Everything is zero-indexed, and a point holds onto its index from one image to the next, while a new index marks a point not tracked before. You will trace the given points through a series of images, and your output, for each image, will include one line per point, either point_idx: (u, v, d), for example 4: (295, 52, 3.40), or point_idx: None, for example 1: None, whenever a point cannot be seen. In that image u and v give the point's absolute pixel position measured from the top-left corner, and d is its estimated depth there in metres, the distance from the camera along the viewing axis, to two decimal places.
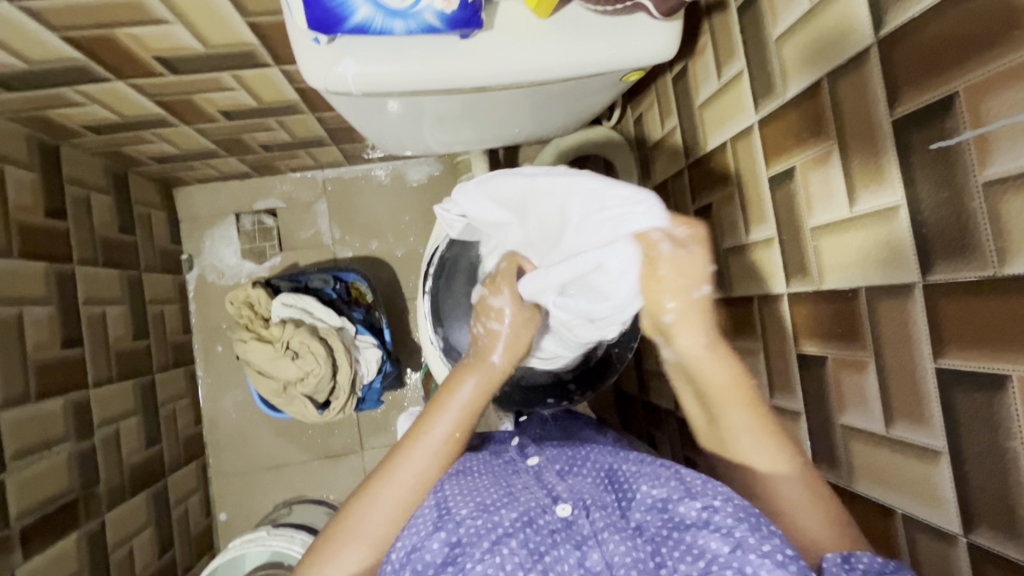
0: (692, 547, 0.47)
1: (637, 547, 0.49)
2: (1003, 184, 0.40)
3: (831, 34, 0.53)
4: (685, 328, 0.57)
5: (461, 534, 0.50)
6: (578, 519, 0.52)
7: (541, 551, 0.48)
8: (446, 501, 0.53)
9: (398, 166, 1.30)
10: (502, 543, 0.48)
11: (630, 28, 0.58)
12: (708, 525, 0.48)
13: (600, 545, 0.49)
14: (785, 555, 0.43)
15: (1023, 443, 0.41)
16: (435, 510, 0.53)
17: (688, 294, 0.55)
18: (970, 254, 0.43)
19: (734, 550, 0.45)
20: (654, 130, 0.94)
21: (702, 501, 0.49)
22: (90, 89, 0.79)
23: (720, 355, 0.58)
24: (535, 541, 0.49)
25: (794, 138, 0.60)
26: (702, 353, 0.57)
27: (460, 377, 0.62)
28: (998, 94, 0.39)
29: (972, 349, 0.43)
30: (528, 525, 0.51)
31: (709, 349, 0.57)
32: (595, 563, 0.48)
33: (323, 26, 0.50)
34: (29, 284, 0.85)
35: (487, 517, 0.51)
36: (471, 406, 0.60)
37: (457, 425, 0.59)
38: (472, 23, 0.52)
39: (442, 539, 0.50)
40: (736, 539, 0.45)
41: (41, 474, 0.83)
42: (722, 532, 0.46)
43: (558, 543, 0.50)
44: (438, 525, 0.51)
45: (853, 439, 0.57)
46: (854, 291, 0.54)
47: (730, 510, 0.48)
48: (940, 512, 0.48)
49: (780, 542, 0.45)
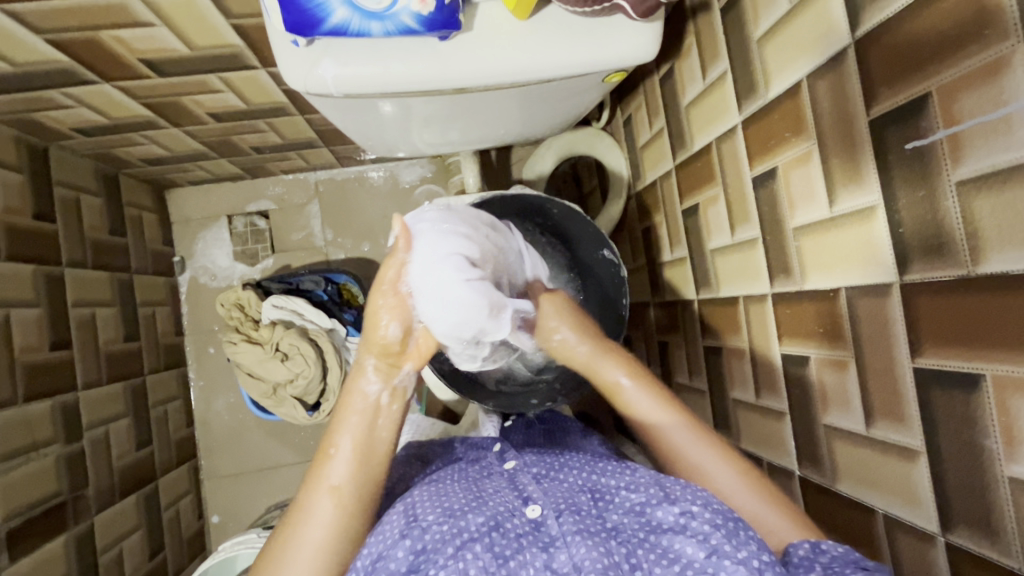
0: (668, 552, 0.46)
1: (610, 551, 0.47)
2: (975, 183, 0.40)
3: (810, 35, 0.53)
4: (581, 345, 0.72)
5: (427, 540, 0.50)
6: (546, 521, 0.52)
7: (504, 556, 0.48)
8: (414, 507, 0.53)
9: (390, 168, 1.31)
10: (466, 549, 0.48)
11: (611, 29, 0.58)
12: (684, 530, 0.47)
13: (566, 547, 0.48)
14: (760, 561, 0.43)
15: (997, 442, 0.41)
16: (402, 517, 0.52)
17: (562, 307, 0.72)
18: (945, 253, 0.43)
19: (710, 555, 0.45)
20: (643, 131, 0.95)
21: (680, 506, 0.49)
22: (77, 92, 0.79)
23: (642, 385, 0.64)
24: (500, 545, 0.49)
25: (777, 138, 0.60)
26: (593, 360, 0.67)
27: (352, 384, 0.59)
28: (970, 93, 0.39)
29: (948, 349, 0.43)
30: (494, 529, 0.50)
31: (636, 385, 0.64)
32: (562, 565, 0.47)
33: (301, 28, 0.51)
34: (17, 286, 0.85)
35: (452, 522, 0.51)
36: (363, 408, 0.58)
37: (369, 417, 0.59)
38: (450, 25, 0.53)
39: (407, 547, 0.49)
40: (713, 545, 0.45)
41: (28, 476, 0.83)
42: (698, 537, 0.46)
43: (524, 548, 0.49)
44: (404, 532, 0.50)
45: (836, 439, 0.57)
46: (835, 291, 0.54)
47: (707, 515, 0.47)
48: (919, 512, 0.48)
49: (757, 548, 0.44)
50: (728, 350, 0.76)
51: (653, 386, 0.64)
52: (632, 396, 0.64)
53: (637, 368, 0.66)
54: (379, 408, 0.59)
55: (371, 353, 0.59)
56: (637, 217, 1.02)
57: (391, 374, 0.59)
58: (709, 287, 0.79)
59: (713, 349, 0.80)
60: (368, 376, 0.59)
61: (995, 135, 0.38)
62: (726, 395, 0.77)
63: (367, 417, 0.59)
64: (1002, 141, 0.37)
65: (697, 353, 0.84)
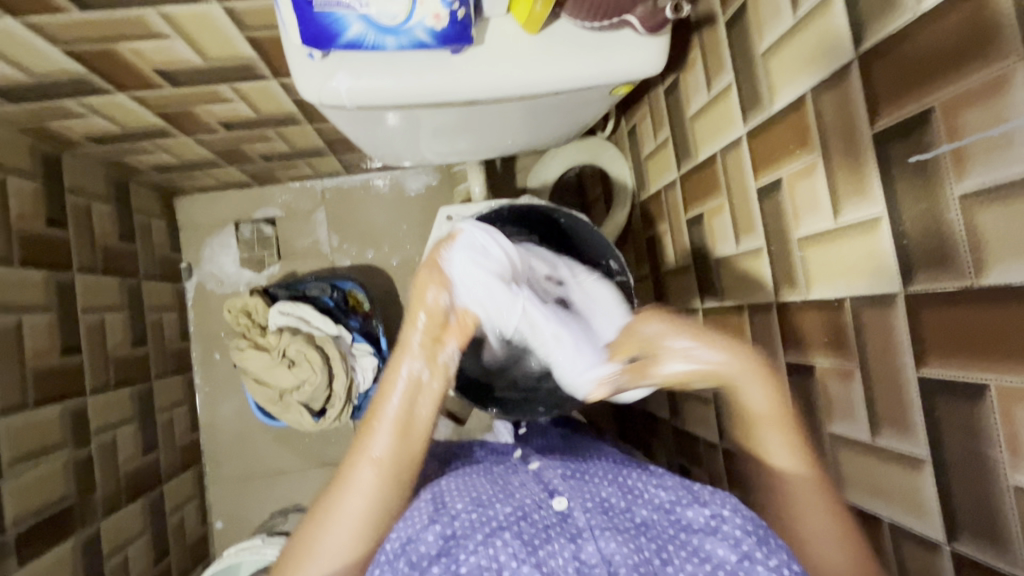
0: (699, 551, 0.47)
1: (641, 547, 0.47)
2: (978, 196, 0.40)
3: (814, 50, 0.54)
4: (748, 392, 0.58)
5: (456, 526, 0.50)
6: (573, 513, 0.51)
7: (534, 544, 0.48)
8: (442, 495, 0.54)
9: (396, 176, 1.32)
10: (496, 535, 0.48)
11: (619, 43, 0.59)
12: (716, 532, 0.48)
13: (594, 539, 0.48)
14: (792, 570, 0.44)
15: (1002, 451, 0.41)
16: (430, 504, 0.53)
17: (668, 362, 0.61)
18: (948, 265, 0.43)
19: (741, 560, 0.45)
20: (647, 141, 0.96)
21: (711, 509, 0.49)
22: (92, 101, 0.80)
23: (772, 392, 0.58)
24: (529, 533, 0.49)
25: (781, 151, 0.61)
26: (751, 377, 0.58)
27: (395, 363, 0.60)
28: (973, 109, 0.40)
29: (951, 359, 0.44)
30: (522, 519, 0.50)
31: (709, 350, 0.59)
32: (591, 556, 0.47)
33: (317, 42, 0.52)
34: (29, 291, 0.86)
35: (482, 510, 0.51)
36: (410, 389, 0.59)
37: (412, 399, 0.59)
38: (462, 38, 0.54)
39: (437, 532, 0.50)
40: (744, 550, 0.46)
41: (37, 481, 0.84)
42: (730, 541, 0.47)
43: (553, 538, 0.49)
44: (434, 518, 0.51)
45: (841, 448, 0.57)
46: (840, 301, 0.55)
47: (739, 521, 0.48)
48: (924, 520, 0.49)
49: (787, 559, 0.45)
50: None
51: (795, 433, 0.56)
52: (700, 359, 0.59)
53: (789, 423, 0.56)
54: (420, 384, 0.60)
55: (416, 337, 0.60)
56: (642, 226, 1.03)
57: (434, 350, 0.61)
58: (714, 296, 0.80)
59: None
60: (411, 354, 0.60)
61: (998, 150, 0.38)
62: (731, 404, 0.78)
63: (409, 396, 0.59)
64: (1006, 155, 0.38)
65: (702, 361, 0.85)
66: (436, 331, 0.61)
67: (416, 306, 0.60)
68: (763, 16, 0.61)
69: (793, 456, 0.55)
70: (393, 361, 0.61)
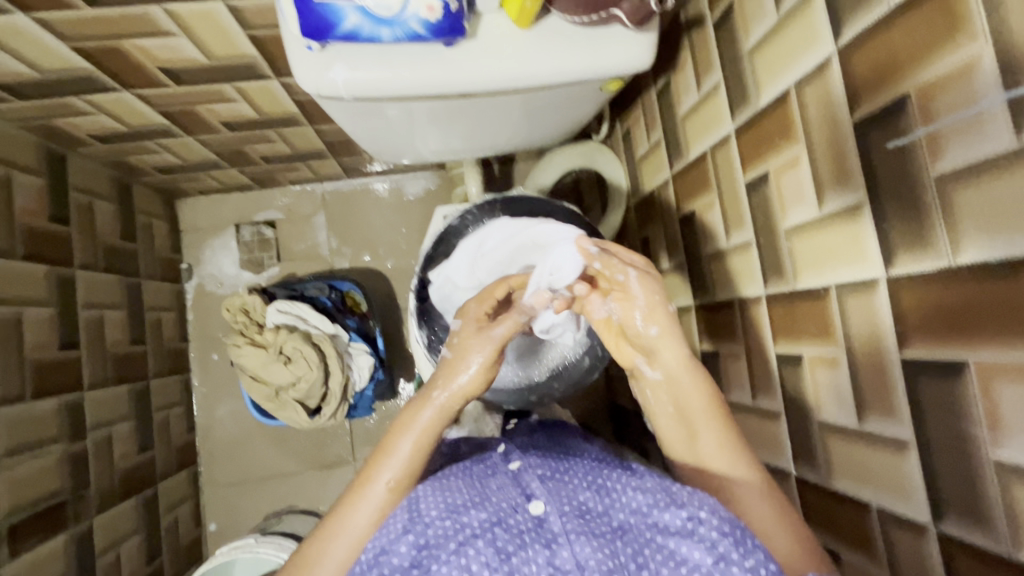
0: (675, 554, 0.46)
1: (616, 551, 0.47)
2: (953, 177, 0.42)
3: (797, 46, 0.56)
4: (664, 352, 0.62)
5: (430, 536, 0.50)
6: (550, 517, 0.51)
7: (508, 551, 0.47)
8: (418, 501, 0.54)
9: (396, 180, 1.34)
10: (469, 545, 0.48)
11: (609, 39, 0.61)
12: (692, 535, 0.47)
13: (569, 544, 0.48)
14: (768, 569, 0.44)
15: (982, 427, 0.42)
16: (405, 511, 0.53)
17: (651, 319, 0.62)
18: (926, 247, 0.44)
19: (716, 561, 0.45)
20: (641, 143, 0.98)
21: (688, 511, 0.48)
22: (97, 99, 0.82)
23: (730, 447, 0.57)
24: (503, 541, 0.48)
25: (768, 145, 0.62)
26: (679, 369, 0.61)
27: (415, 414, 0.61)
28: (944, 94, 0.41)
29: (934, 339, 0.44)
30: (496, 525, 0.50)
31: (717, 445, 0.58)
32: (565, 561, 0.46)
33: (315, 34, 0.54)
34: (30, 285, 0.87)
35: (455, 518, 0.51)
36: (428, 438, 0.60)
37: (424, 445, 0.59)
38: (455, 30, 0.56)
39: (411, 542, 0.50)
40: (720, 552, 0.45)
41: (33, 473, 0.84)
42: (705, 543, 0.46)
43: (527, 544, 0.48)
44: (408, 527, 0.51)
45: (829, 436, 0.58)
46: (825, 288, 0.56)
47: (716, 523, 0.47)
48: (912, 504, 0.49)
49: (764, 557, 0.45)
50: (725, 354, 0.77)
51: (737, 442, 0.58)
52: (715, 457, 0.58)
53: (719, 414, 0.59)
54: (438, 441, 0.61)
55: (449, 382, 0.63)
56: (637, 227, 1.04)
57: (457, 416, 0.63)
58: (706, 292, 0.81)
59: (711, 353, 0.81)
60: (436, 407, 0.61)
61: (969, 132, 0.40)
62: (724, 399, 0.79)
63: (423, 449, 0.59)
64: (977, 136, 0.39)
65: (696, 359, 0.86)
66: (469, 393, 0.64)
67: (467, 362, 0.64)
68: (749, 15, 0.63)
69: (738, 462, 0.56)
70: (413, 407, 0.62)
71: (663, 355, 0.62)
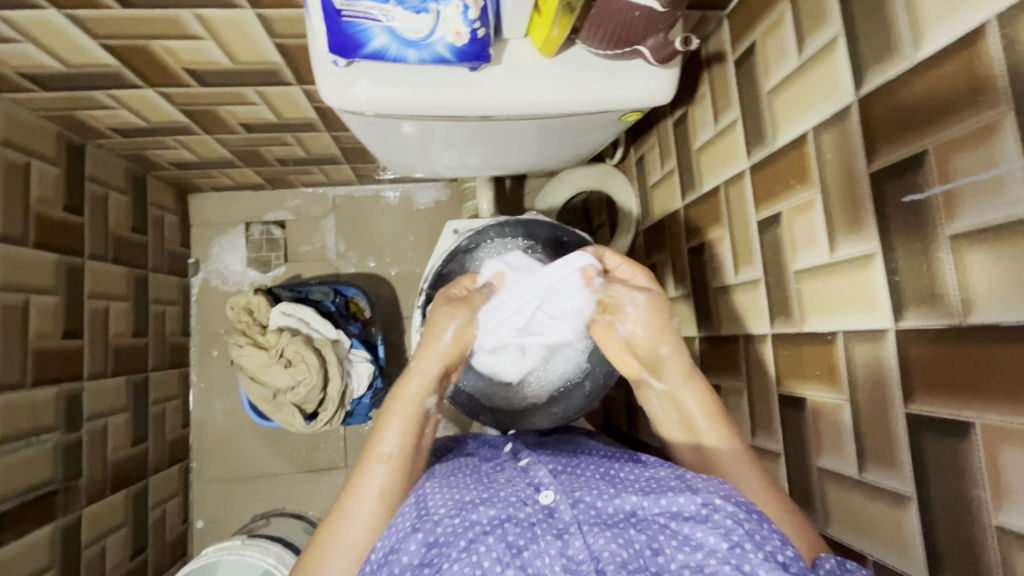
0: (689, 540, 0.46)
1: (630, 540, 0.47)
2: (967, 238, 0.42)
3: (817, 92, 0.57)
4: (672, 364, 0.68)
5: (439, 534, 0.50)
6: (559, 508, 0.51)
7: (518, 546, 0.47)
8: (426, 499, 0.53)
9: (407, 189, 1.35)
10: (479, 541, 0.48)
11: (631, 72, 0.61)
12: (707, 521, 0.47)
13: (581, 535, 0.48)
14: (786, 556, 0.43)
15: (985, 491, 0.41)
16: (414, 509, 0.53)
17: (658, 332, 0.68)
18: (936, 303, 0.44)
19: (732, 547, 0.44)
20: (654, 171, 0.98)
21: (703, 497, 0.48)
22: (121, 95, 0.83)
23: (722, 427, 0.64)
24: (513, 535, 0.48)
25: (782, 186, 0.63)
26: (681, 386, 0.68)
27: (405, 390, 0.64)
28: (963, 155, 0.42)
29: (940, 397, 0.44)
30: (507, 521, 0.50)
31: (710, 422, 0.64)
32: (577, 552, 0.47)
33: (342, 52, 0.55)
34: (40, 273, 0.88)
35: (464, 515, 0.50)
36: (415, 411, 0.63)
37: (414, 420, 0.62)
38: (480, 57, 0.56)
39: (420, 541, 0.49)
40: (735, 539, 0.44)
41: (27, 461, 0.84)
42: (721, 530, 0.45)
43: (538, 536, 0.48)
44: (417, 526, 0.51)
45: (828, 482, 0.57)
46: (832, 334, 0.56)
47: (730, 509, 0.47)
48: (908, 559, 0.48)
49: (780, 542, 0.44)
50: (726, 388, 0.77)
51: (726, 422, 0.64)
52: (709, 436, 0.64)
53: (719, 416, 0.65)
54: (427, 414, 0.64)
55: (434, 349, 0.68)
56: (645, 253, 1.04)
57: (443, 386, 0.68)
58: (711, 324, 0.81)
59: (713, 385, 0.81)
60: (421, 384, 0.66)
61: (985, 195, 0.40)
62: None
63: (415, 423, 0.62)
64: (992, 200, 0.40)
65: None
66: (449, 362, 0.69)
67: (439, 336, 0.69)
68: (770, 56, 0.64)
69: (717, 433, 0.63)
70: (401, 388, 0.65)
71: (670, 367, 0.68)
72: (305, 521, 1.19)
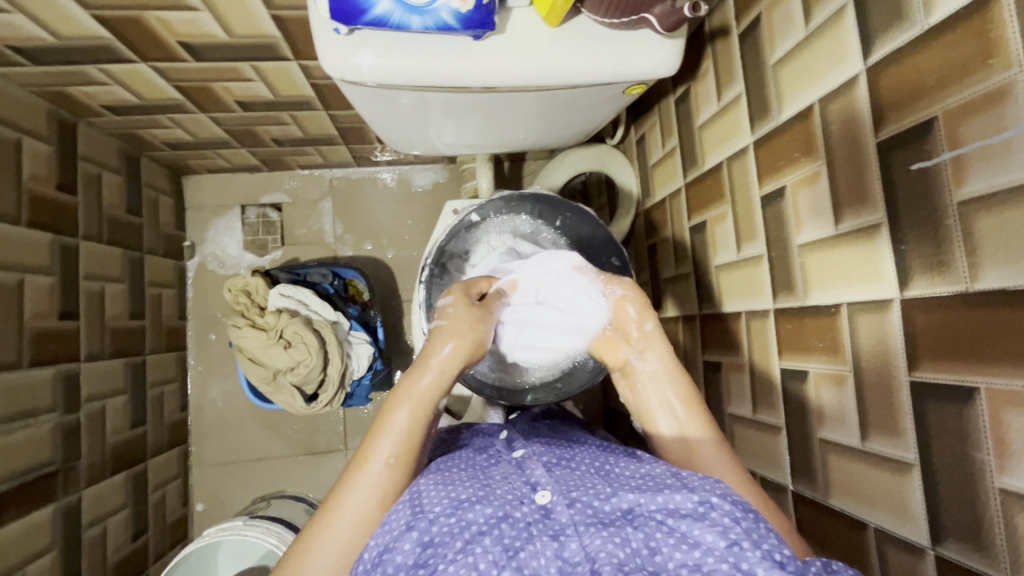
0: (687, 537, 0.44)
1: (627, 539, 0.45)
2: (975, 203, 0.42)
3: (823, 63, 0.56)
4: (646, 356, 0.67)
5: (434, 532, 0.48)
6: (556, 508, 0.49)
7: (515, 547, 0.46)
8: (420, 495, 0.52)
9: (405, 171, 1.33)
10: (475, 542, 0.46)
11: (637, 42, 0.61)
12: (704, 519, 0.45)
13: (578, 536, 0.46)
14: (782, 554, 0.42)
15: (990, 454, 0.42)
16: (408, 507, 0.51)
17: (643, 329, 0.67)
18: (944, 270, 0.44)
19: (730, 546, 0.43)
20: (655, 150, 0.97)
21: (699, 494, 0.47)
22: (114, 70, 0.82)
23: (696, 420, 0.62)
24: (509, 537, 0.47)
25: (786, 159, 0.62)
26: (660, 374, 0.66)
27: (408, 384, 0.62)
28: (973, 119, 0.42)
29: (946, 363, 0.45)
30: (503, 520, 0.48)
31: (688, 419, 0.62)
32: (574, 554, 0.45)
33: (344, 17, 0.54)
34: (35, 253, 0.87)
35: (460, 515, 0.49)
36: (418, 409, 0.60)
37: (416, 416, 0.60)
38: (485, 24, 0.56)
39: (414, 539, 0.48)
40: (733, 537, 0.43)
41: (26, 441, 0.84)
42: (718, 527, 0.44)
43: (534, 537, 0.47)
44: (411, 524, 0.49)
45: (830, 452, 0.58)
46: (836, 306, 0.56)
47: (727, 507, 0.45)
48: (909, 525, 0.49)
49: (777, 542, 0.43)
50: (727, 365, 0.78)
51: (703, 409, 0.63)
52: (681, 428, 0.62)
53: (696, 402, 0.64)
54: (431, 412, 0.61)
55: (450, 339, 0.65)
56: (645, 233, 1.04)
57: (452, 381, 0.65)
58: (712, 301, 0.81)
59: (714, 363, 0.81)
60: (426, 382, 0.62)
61: (996, 159, 0.40)
62: (723, 410, 0.79)
63: (417, 422, 0.60)
64: (1002, 164, 0.40)
65: (698, 367, 0.86)
66: (462, 359, 0.65)
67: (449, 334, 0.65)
68: (776, 27, 0.63)
69: (695, 424, 0.61)
70: (405, 380, 0.62)
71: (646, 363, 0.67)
72: (305, 503, 1.19)
